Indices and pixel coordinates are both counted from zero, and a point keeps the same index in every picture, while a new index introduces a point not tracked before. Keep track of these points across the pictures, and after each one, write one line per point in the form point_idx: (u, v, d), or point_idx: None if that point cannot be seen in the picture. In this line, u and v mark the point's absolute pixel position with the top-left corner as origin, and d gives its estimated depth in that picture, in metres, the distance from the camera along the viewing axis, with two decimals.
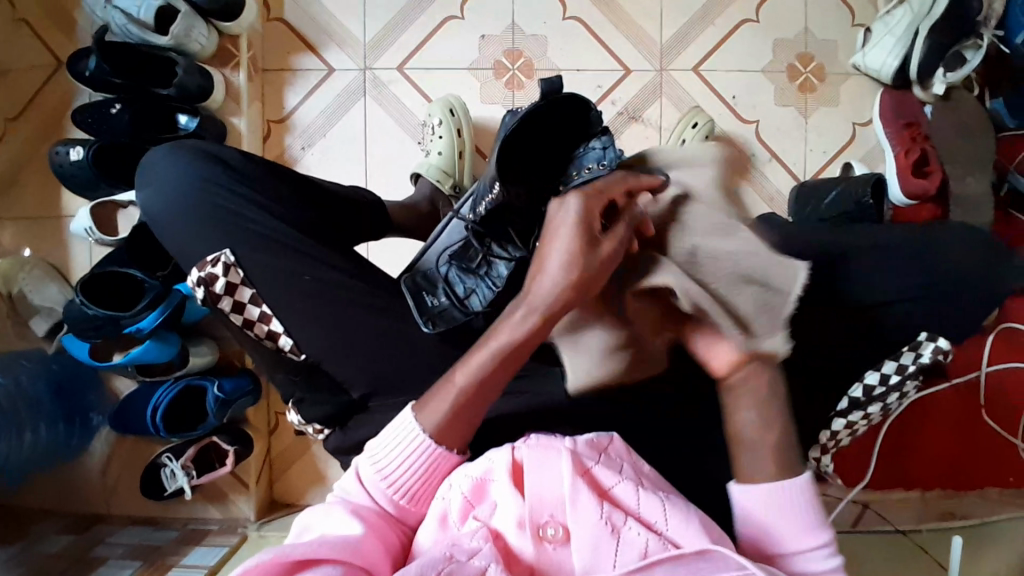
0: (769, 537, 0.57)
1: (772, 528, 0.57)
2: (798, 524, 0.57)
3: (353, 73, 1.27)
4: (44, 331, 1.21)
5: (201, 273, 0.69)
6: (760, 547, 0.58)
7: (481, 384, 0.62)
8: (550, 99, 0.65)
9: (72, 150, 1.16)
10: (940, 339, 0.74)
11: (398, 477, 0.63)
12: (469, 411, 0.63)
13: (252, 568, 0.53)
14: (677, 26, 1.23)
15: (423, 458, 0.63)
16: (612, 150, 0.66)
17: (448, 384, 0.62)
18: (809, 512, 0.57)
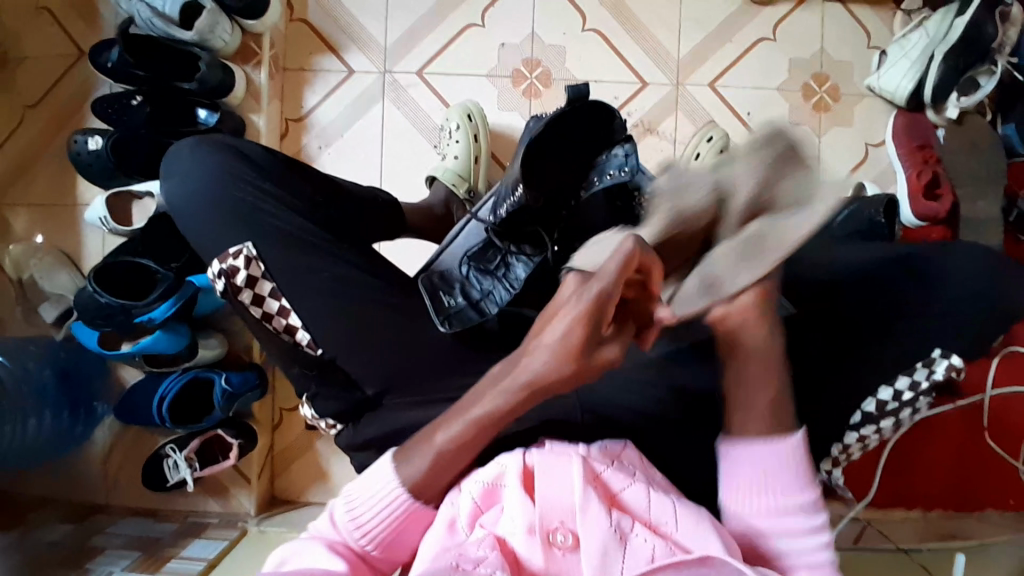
0: (756, 491, 0.63)
1: (761, 483, 0.62)
2: (784, 480, 0.62)
3: (372, 75, 1.28)
4: (53, 318, 1.21)
5: (223, 264, 0.70)
6: (745, 500, 0.63)
7: (458, 448, 0.61)
8: (574, 104, 0.72)
9: (91, 139, 1.17)
10: (953, 355, 0.73)
11: (369, 525, 0.63)
12: (447, 468, 0.62)
13: None
14: (694, 41, 1.25)
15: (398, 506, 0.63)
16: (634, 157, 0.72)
17: (426, 444, 0.62)
18: (794, 469, 0.62)
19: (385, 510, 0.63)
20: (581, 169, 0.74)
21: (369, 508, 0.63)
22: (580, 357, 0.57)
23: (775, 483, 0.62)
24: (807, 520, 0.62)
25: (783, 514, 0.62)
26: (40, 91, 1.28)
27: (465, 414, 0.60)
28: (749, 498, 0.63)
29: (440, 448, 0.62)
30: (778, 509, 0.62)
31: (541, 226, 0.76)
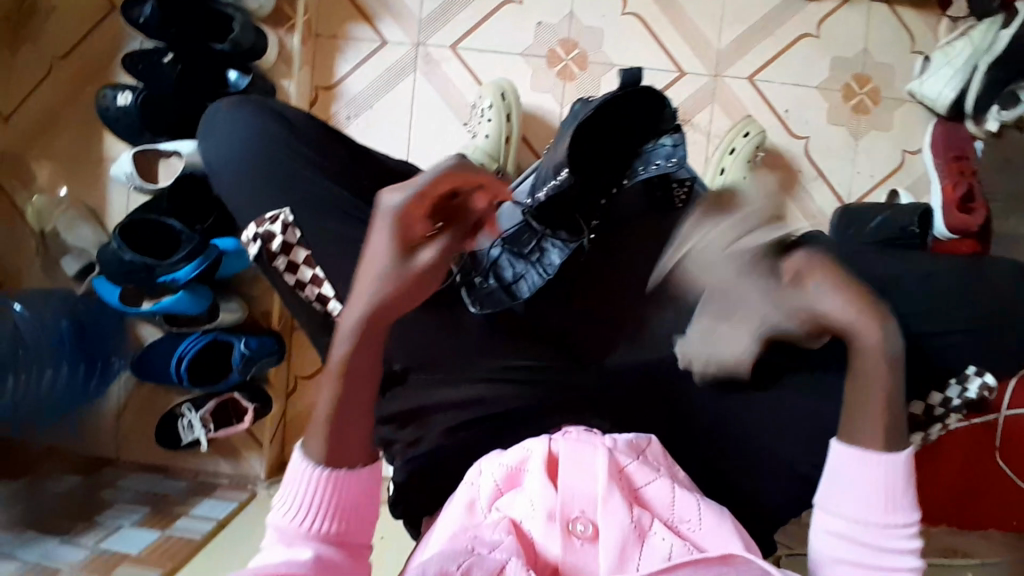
0: (857, 499, 0.59)
1: (862, 490, 0.59)
2: (891, 498, 0.59)
3: (406, 47, 1.26)
4: (75, 271, 1.21)
5: (259, 229, 0.70)
6: (845, 504, 0.60)
7: (343, 406, 0.57)
8: (625, 90, 0.70)
9: (121, 95, 1.16)
10: (989, 373, 0.73)
11: (309, 499, 0.57)
12: (345, 432, 0.58)
13: None
14: (736, 33, 1.22)
15: (323, 476, 0.57)
16: (681, 147, 0.70)
17: (314, 416, 0.58)
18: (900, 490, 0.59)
19: (315, 478, 0.57)
20: (625, 156, 0.73)
21: (302, 487, 0.57)
22: (398, 258, 0.57)
23: (880, 497, 0.59)
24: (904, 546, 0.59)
25: (866, 531, 0.59)
26: (71, 42, 1.26)
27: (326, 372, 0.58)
28: (846, 507, 0.60)
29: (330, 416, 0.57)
30: (878, 526, 0.59)
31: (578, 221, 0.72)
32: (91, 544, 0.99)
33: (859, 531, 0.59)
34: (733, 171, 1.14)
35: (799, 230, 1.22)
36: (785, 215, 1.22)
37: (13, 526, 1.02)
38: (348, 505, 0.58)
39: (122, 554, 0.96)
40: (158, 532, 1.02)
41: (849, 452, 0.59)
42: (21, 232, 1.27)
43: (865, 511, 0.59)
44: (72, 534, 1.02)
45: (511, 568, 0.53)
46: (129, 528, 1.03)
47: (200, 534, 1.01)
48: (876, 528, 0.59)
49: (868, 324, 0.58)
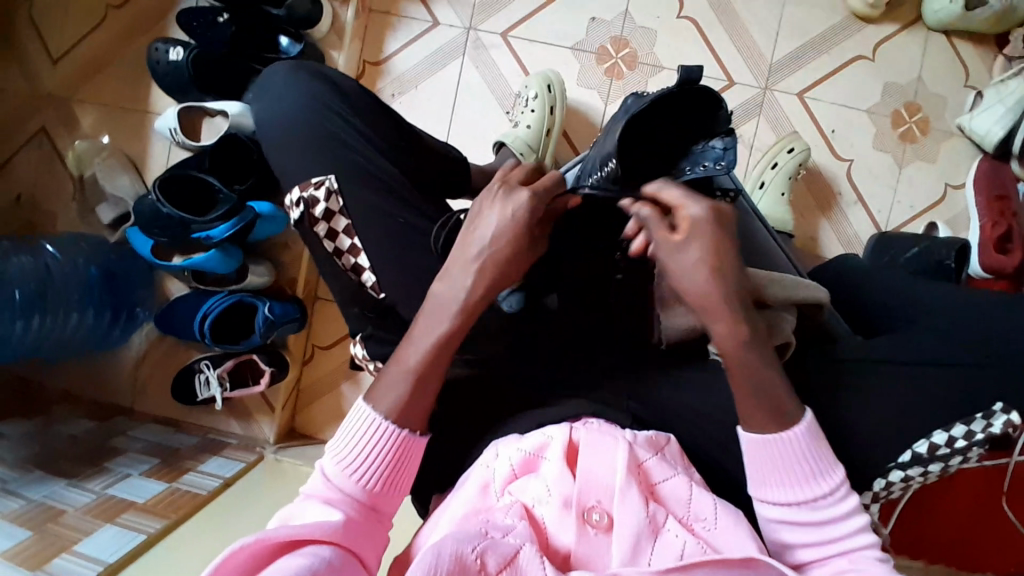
0: (783, 487, 0.62)
1: (781, 478, 0.62)
2: (807, 472, 0.61)
3: (457, 30, 1.26)
4: (110, 220, 1.24)
5: (303, 193, 0.70)
6: (775, 495, 0.62)
7: (433, 362, 0.64)
8: (682, 86, 0.68)
9: (172, 50, 1.17)
10: (1015, 411, 0.69)
11: (362, 463, 0.62)
12: (424, 388, 0.64)
13: (236, 552, 0.52)
14: (790, 48, 1.21)
15: (382, 445, 0.62)
16: (731, 153, 0.67)
17: (396, 368, 0.64)
18: (813, 460, 0.61)
19: (374, 446, 0.62)
20: (674, 156, 0.72)
21: (358, 449, 0.62)
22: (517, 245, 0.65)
23: (796, 476, 0.61)
24: (844, 508, 0.61)
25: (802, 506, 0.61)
26: None
27: (424, 326, 0.65)
28: (776, 496, 0.62)
29: (416, 369, 0.63)
30: (812, 504, 0.61)
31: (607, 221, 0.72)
32: (98, 489, 0.99)
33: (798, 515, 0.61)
34: (773, 186, 1.13)
35: (833, 253, 1.20)
36: (820, 237, 1.20)
37: (23, 463, 1.03)
38: (396, 476, 0.63)
39: (128, 502, 0.96)
40: (166, 484, 1.03)
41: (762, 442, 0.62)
42: (60, 175, 1.29)
43: (792, 495, 0.61)
44: (81, 477, 1.02)
45: (525, 553, 0.54)
46: (139, 477, 1.04)
47: (207, 491, 1.02)
48: (810, 507, 0.61)
49: (715, 307, 0.61)
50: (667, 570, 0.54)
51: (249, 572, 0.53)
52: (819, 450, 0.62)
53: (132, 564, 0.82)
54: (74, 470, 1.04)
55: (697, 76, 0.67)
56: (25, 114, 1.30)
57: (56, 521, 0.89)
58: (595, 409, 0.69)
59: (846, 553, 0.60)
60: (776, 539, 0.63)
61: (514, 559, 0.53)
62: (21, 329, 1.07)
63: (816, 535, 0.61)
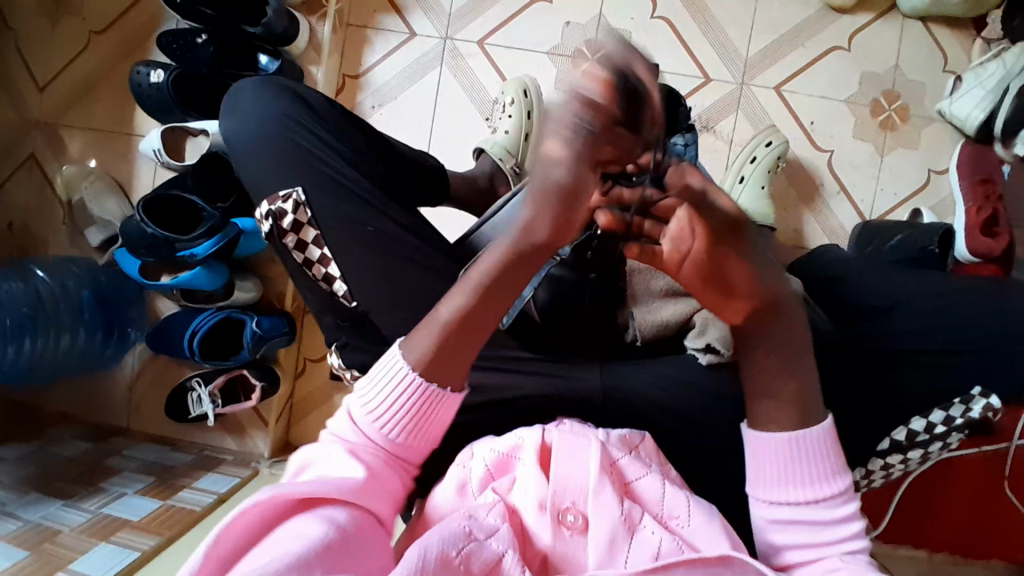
0: (783, 487, 0.60)
1: (785, 478, 0.60)
2: (815, 475, 0.60)
3: (434, 40, 1.28)
4: (98, 242, 1.26)
5: (271, 207, 0.71)
6: (771, 494, 0.61)
7: (467, 323, 0.60)
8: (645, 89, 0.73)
9: (154, 72, 1.19)
10: (993, 395, 0.71)
11: (391, 412, 0.61)
12: (450, 352, 0.60)
13: (252, 507, 0.53)
14: (765, 42, 1.21)
15: (411, 398, 0.61)
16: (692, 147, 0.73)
17: (432, 317, 0.61)
18: (823, 465, 0.60)
19: (403, 398, 0.61)
20: None
21: (386, 397, 0.61)
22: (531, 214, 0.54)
23: (804, 479, 0.60)
24: (843, 512, 0.60)
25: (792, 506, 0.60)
26: (108, 18, 1.29)
27: (466, 281, 0.60)
28: (771, 496, 0.61)
29: (448, 325, 0.60)
30: (809, 506, 0.60)
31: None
32: (93, 508, 1.00)
33: (795, 516, 0.60)
34: (753, 180, 1.13)
35: (818, 244, 1.20)
36: (804, 229, 1.20)
37: (20, 486, 1.05)
38: (422, 430, 0.62)
39: (123, 520, 0.97)
40: (160, 501, 1.03)
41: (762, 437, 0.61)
42: (50, 201, 1.31)
43: (793, 495, 0.60)
44: (76, 497, 1.03)
45: (508, 559, 0.55)
46: (133, 495, 1.05)
47: (201, 507, 1.02)
48: (805, 511, 0.60)
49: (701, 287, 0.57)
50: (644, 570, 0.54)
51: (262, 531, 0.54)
52: (825, 457, 0.60)
53: None
54: (70, 491, 1.05)
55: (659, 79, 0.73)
56: (14, 142, 1.32)
57: (51, 542, 0.89)
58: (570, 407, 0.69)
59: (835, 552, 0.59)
60: (767, 540, 0.62)
61: (497, 566, 0.54)
62: (14, 353, 1.10)
63: (806, 536, 0.60)
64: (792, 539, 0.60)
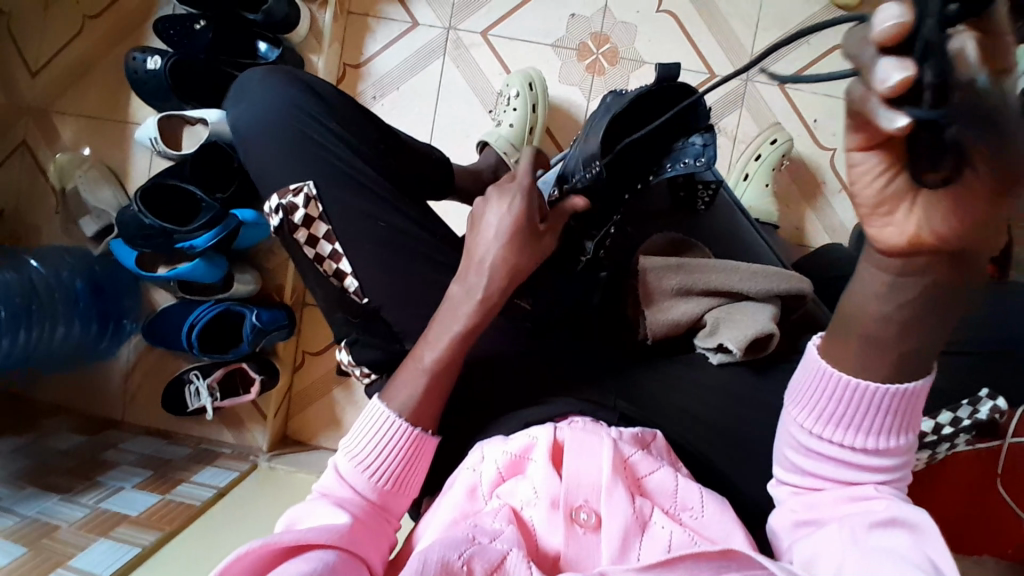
0: (835, 427, 0.49)
1: (838, 415, 0.49)
2: (881, 427, 0.48)
3: (437, 30, 1.26)
4: (93, 233, 1.23)
5: (282, 200, 0.70)
6: (814, 427, 0.50)
7: (449, 363, 0.64)
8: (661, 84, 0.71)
9: (150, 59, 1.16)
10: (1000, 398, 0.68)
11: (377, 461, 0.62)
12: (435, 395, 0.64)
13: (240, 557, 0.52)
14: (771, 38, 1.19)
15: (397, 444, 0.62)
16: (711, 148, 0.71)
17: (415, 365, 0.64)
18: (895, 418, 0.47)
19: (392, 447, 0.62)
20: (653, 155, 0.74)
21: (374, 446, 0.62)
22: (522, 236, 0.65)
23: (863, 424, 0.48)
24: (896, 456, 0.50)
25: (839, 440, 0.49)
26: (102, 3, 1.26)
27: (445, 325, 0.64)
28: (813, 429, 0.51)
29: (433, 369, 0.63)
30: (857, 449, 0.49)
31: (582, 227, 0.73)
32: (91, 502, 0.99)
33: (836, 455, 0.50)
34: (758, 177, 1.13)
35: (820, 244, 1.19)
36: (806, 227, 1.19)
37: (15, 479, 1.03)
38: (408, 477, 0.63)
39: (122, 515, 0.96)
40: (159, 496, 1.02)
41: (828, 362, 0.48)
42: (42, 189, 1.28)
43: (842, 437, 0.49)
44: (73, 491, 1.02)
45: (512, 559, 0.54)
46: (131, 490, 1.03)
47: (200, 502, 1.01)
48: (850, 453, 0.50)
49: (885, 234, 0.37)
50: (647, 567, 0.51)
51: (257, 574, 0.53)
52: (904, 409, 0.47)
53: None
54: (67, 484, 1.03)
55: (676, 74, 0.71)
56: (6, 128, 1.29)
57: (49, 537, 0.88)
58: (581, 405, 0.69)
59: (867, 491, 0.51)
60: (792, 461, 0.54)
61: (501, 565, 0.53)
62: (8, 344, 1.06)
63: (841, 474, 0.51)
64: (822, 471, 0.52)
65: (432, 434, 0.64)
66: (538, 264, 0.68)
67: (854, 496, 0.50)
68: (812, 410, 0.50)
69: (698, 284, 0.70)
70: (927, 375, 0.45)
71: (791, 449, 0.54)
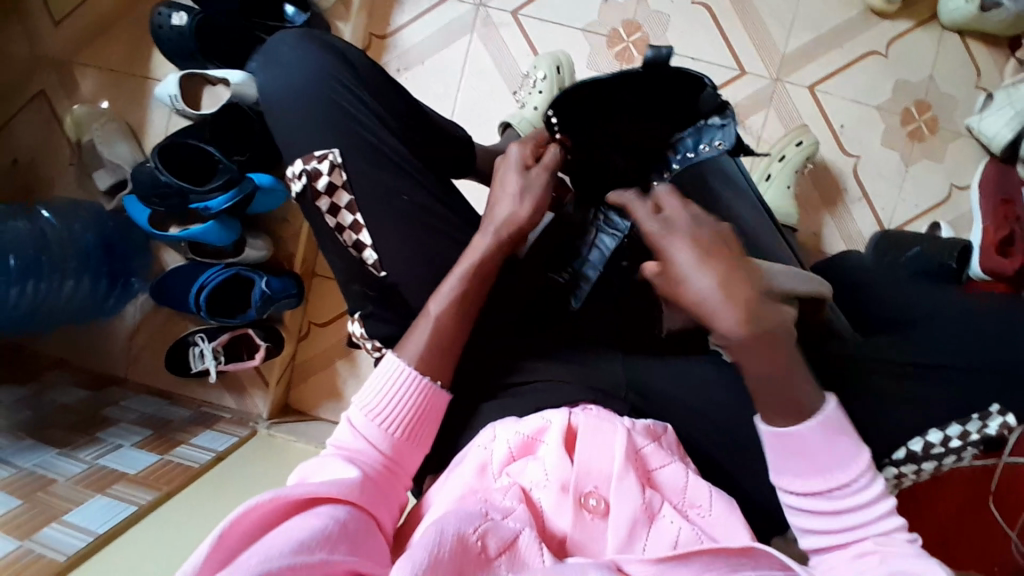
0: (803, 477, 0.57)
1: (801, 467, 0.57)
2: (827, 458, 0.56)
3: (466, 6, 1.24)
4: (106, 187, 1.22)
5: (307, 165, 0.69)
6: (793, 486, 0.57)
7: (453, 316, 0.66)
8: (652, 66, 0.66)
9: (175, 15, 1.13)
10: (1011, 413, 0.66)
11: (389, 411, 0.64)
12: (445, 343, 0.66)
13: (251, 512, 0.50)
14: (804, 39, 1.18)
15: (411, 394, 0.64)
16: (729, 128, 0.70)
17: (422, 316, 0.66)
18: (834, 445, 0.56)
19: (405, 393, 0.64)
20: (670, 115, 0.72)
21: (389, 399, 0.64)
22: (520, 179, 0.69)
23: (825, 467, 0.56)
24: (872, 493, 0.56)
25: (815, 490, 0.56)
26: None
27: (451, 277, 0.67)
28: (799, 487, 0.57)
29: (438, 316, 0.66)
30: (832, 491, 0.56)
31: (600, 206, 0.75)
32: (90, 459, 0.98)
33: (820, 507, 0.56)
34: (779, 180, 1.11)
35: (835, 251, 1.17)
36: (823, 232, 1.17)
37: (15, 430, 1.03)
38: (419, 429, 0.64)
39: (120, 472, 0.96)
40: (157, 456, 1.02)
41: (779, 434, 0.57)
42: (59, 140, 1.27)
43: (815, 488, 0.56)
44: (72, 446, 1.01)
45: (524, 539, 0.54)
46: (130, 448, 1.03)
47: (198, 465, 1.01)
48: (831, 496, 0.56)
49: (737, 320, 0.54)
50: (657, 561, 0.51)
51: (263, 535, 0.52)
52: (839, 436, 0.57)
53: (119, 539, 0.81)
54: (67, 437, 1.04)
55: (667, 57, 0.66)
56: (26, 75, 1.28)
57: (46, 490, 0.88)
58: (592, 394, 0.68)
59: (874, 546, 0.55)
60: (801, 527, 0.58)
61: (513, 545, 0.53)
62: (16, 294, 1.06)
63: (832, 523, 0.56)
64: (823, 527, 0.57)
65: (443, 388, 0.66)
66: (545, 200, 0.69)
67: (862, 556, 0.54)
68: (791, 469, 0.57)
69: None
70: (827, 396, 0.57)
71: (795, 521, 0.58)
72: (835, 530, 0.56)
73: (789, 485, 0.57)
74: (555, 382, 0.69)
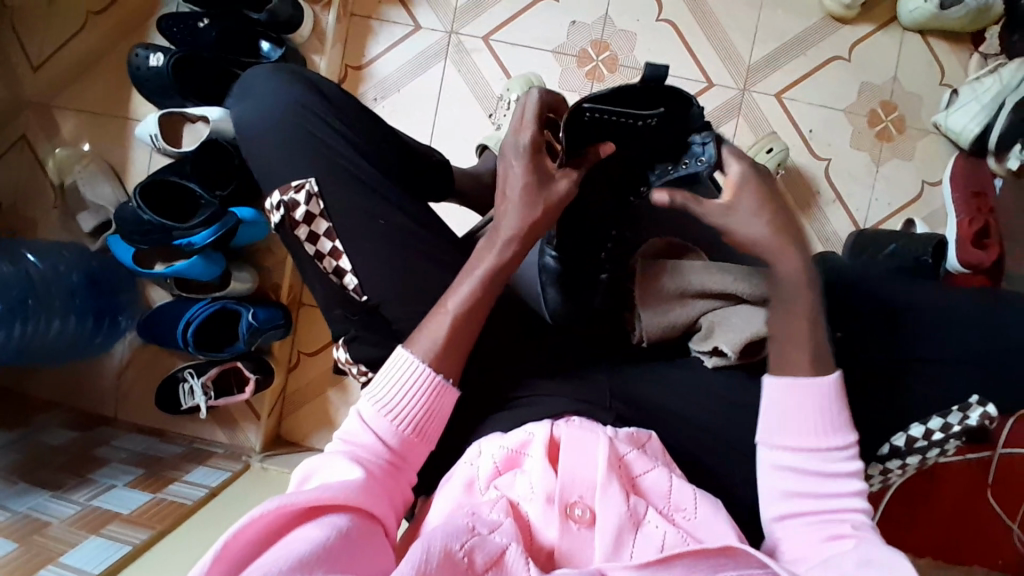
0: (796, 436, 0.63)
1: (797, 427, 0.63)
2: (828, 424, 0.62)
3: (438, 34, 1.27)
4: (90, 228, 1.24)
5: (285, 197, 0.70)
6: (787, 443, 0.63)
7: (468, 313, 0.66)
8: (650, 86, 0.64)
9: (152, 56, 1.16)
10: (992, 403, 0.68)
11: (399, 408, 0.64)
12: (458, 341, 0.66)
13: (255, 519, 0.51)
14: (768, 48, 1.21)
15: (421, 393, 0.64)
16: (710, 146, 0.66)
17: (439, 310, 0.67)
18: (830, 414, 0.63)
19: (415, 392, 0.64)
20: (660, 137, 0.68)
21: (400, 396, 0.64)
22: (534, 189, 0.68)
23: (821, 431, 0.62)
24: (850, 467, 0.62)
25: (807, 451, 0.62)
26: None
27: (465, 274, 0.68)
28: (793, 446, 0.63)
29: (456, 313, 0.66)
30: (818, 455, 0.62)
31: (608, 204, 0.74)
32: (83, 500, 0.98)
33: (801, 467, 0.62)
34: None
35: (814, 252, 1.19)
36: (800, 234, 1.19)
37: (6, 475, 1.02)
38: (428, 426, 0.65)
39: (113, 512, 0.95)
40: (150, 494, 1.01)
41: (783, 384, 0.63)
42: (42, 184, 1.28)
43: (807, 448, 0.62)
44: (64, 488, 1.01)
45: (511, 553, 0.54)
46: (122, 488, 1.02)
47: (191, 501, 1.00)
48: (816, 457, 0.62)
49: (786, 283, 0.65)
50: (643, 566, 0.51)
51: (267, 541, 0.52)
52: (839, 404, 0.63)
53: None
54: (58, 479, 1.03)
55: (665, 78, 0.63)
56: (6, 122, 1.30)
57: (39, 533, 0.88)
58: (577, 406, 0.69)
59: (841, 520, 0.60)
60: (774, 488, 0.63)
61: (500, 559, 0.53)
62: (5, 337, 1.05)
63: (808, 485, 0.62)
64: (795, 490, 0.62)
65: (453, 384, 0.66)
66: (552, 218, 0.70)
67: (831, 536, 0.59)
68: (786, 428, 0.63)
69: (692, 289, 0.69)
70: (835, 370, 0.63)
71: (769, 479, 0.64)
72: (808, 497, 0.62)
73: (780, 439, 0.63)
74: (540, 397, 0.70)
